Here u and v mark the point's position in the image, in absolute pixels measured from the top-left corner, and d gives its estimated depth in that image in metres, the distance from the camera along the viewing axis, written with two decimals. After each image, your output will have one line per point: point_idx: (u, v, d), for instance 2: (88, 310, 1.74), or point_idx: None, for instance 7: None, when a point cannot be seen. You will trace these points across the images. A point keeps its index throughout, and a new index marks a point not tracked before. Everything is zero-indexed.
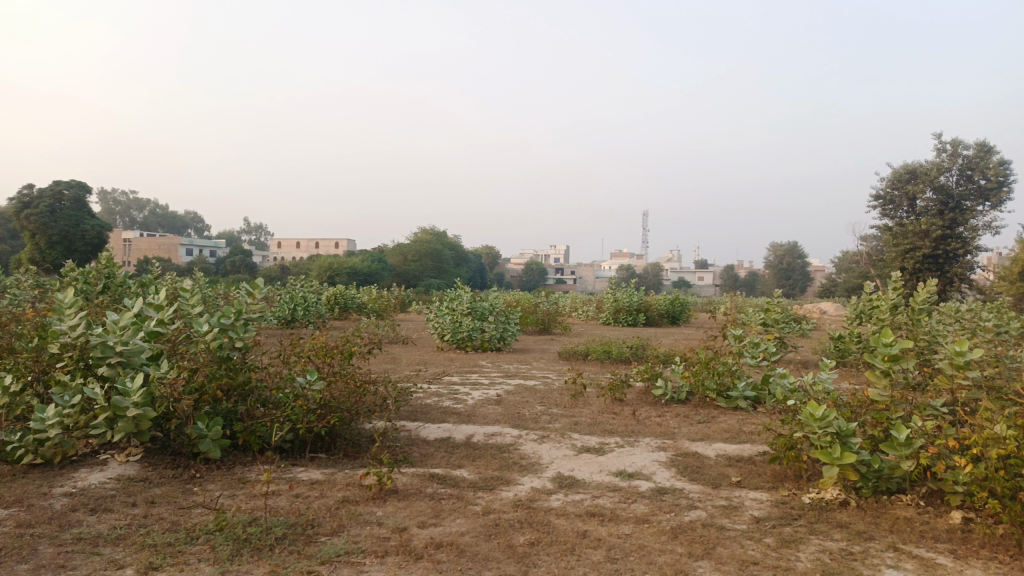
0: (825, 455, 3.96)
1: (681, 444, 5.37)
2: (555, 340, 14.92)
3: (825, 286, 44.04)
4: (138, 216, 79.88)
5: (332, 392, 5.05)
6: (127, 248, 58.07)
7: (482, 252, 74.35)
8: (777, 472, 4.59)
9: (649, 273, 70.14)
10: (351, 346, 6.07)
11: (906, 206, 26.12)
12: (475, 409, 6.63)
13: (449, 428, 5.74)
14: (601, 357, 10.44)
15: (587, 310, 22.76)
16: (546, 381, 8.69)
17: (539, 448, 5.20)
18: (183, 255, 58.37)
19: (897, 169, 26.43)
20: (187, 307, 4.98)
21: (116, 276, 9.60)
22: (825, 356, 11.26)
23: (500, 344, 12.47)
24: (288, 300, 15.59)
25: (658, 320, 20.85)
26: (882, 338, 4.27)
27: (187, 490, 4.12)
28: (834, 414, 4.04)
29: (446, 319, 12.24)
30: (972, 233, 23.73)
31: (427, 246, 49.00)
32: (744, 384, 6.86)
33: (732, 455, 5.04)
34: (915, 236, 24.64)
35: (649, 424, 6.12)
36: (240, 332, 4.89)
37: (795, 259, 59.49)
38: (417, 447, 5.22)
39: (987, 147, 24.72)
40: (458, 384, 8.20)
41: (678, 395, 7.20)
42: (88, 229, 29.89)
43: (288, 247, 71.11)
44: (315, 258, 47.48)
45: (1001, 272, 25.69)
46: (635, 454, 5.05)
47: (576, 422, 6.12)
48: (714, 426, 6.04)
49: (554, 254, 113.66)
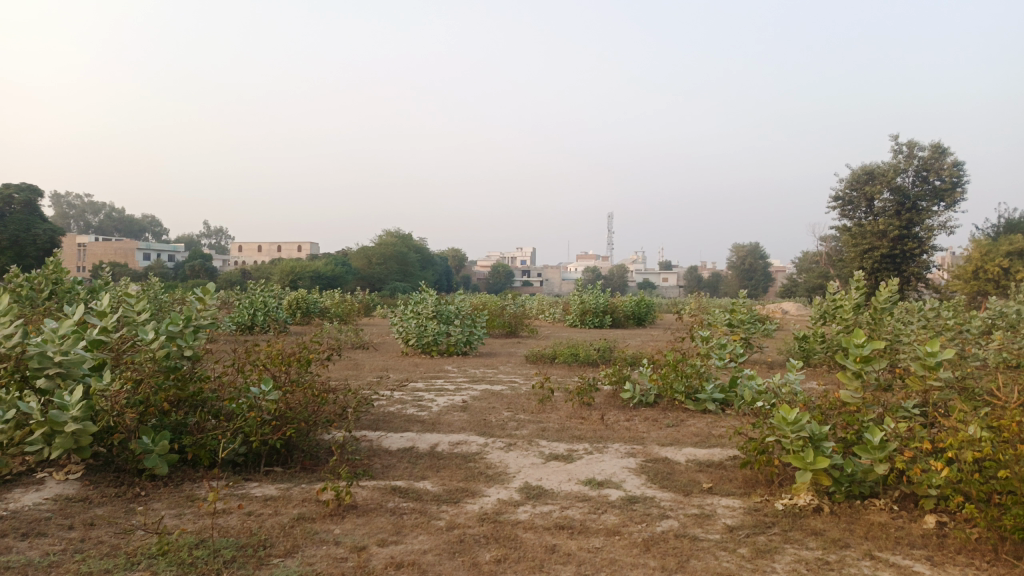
0: (798, 460, 3.87)
1: (651, 449, 5.24)
2: (521, 343, 14.78)
3: (786, 286, 44.74)
4: (93, 220, 77.78)
5: (289, 402, 4.82)
6: (81, 253, 56.47)
7: (448, 254, 73.95)
8: (748, 477, 4.50)
9: (614, 275, 70.54)
10: (310, 353, 5.84)
11: (864, 207, 26.60)
12: (439, 417, 6.43)
13: (412, 437, 5.54)
14: (568, 360, 10.32)
15: (554, 312, 22.69)
16: (513, 385, 8.53)
17: (505, 457, 5.03)
18: (140, 260, 56.99)
19: (855, 171, 26.88)
20: (133, 314, 4.69)
21: (64, 282, 9.17)
22: (790, 356, 11.30)
23: (466, 348, 12.28)
24: (248, 305, 15.20)
25: (624, 321, 20.86)
26: (853, 340, 4.21)
27: (130, 510, 3.86)
28: (807, 417, 3.96)
29: (411, 323, 12.00)
30: (927, 232, 24.27)
31: (392, 249, 48.55)
32: (712, 387, 6.79)
33: (702, 460, 4.93)
34: (873, 236, 25.09)
35: (617, 429, 6.00)
36: (190, 340, 4.64)
37: (757, 260, 60.36)
38: (378, 457, 5.01)
39: (942, 149, 25.29)
40: (422, 391, 7.98)
41: (646, 398, 7.10)
42: (40, 233, 28.91)
43: (250, 251, 69.92)
44: (277, 262, 46.69)
45: (956, 271, 26.33)
46: (604, 461, 4.91)
47: (544, 428, 5.96)
48: (683, 430, 5.94)
49: (520, 256, 113.72)
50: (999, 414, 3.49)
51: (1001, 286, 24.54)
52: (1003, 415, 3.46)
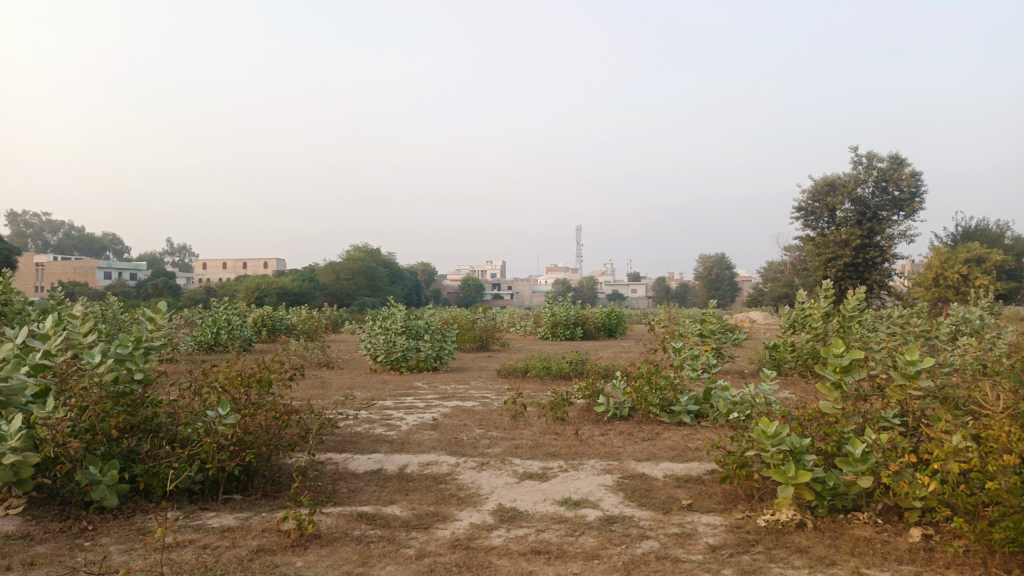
0: (779, 475, 3.75)
1: (627, 465, 5.10)
2: (492, 357, 14.59)
3: (752, 295, 45.24)
4: (51, 239, 75.83)
5: (248, 426, 4.58)
6: (40, 272, 55.06)
7: (417, 268, 73.63)
8: (727, 492, 4.38)
9: (583, 287, 70.82)
10: (270, 373, 5.61)
11: (827, 217, 26.99)
12: (409, 436, 6.22)
13: (380, 458, 5.32)
14: (540, 374, 10.17)
15: (525, 324, 22.57)
16: (485, 401, 8.33)
17: (478, 477, 4.84)
18: (100, 279, 55.58)
19: (817, 182, 27.28)
20: (79, 336, 4.42)
21: (13, 302, 8.75)
22: (761, 366, 11.29)
23: (436, 363, 12.07)
24: (211, 323, 14.80)
25: (595, 333, 20.80)
26: (831, 349, 4.13)
27: (75, 546, 3.60)
28: (788, 430, 3.86)
29: (380, 338, 11.75)
30: (888, 241, 24.70)
31: (360, 264, 48.05)
32: (687, 399, 6.69)
33: (681, 475, 4.80)
34: (836, 246, 25.46)
35: (592, 444, 5.84)
36: (140, 362, 4.40)
37: (723, 270, 61.02)
38: (344, 481, 4.79)
39: (900, 159, 25.81)
40: (391, 409, 7.75)
41: (620, 411, 6.96)
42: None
43: (215, 269, 68.77)
44: (243, 279, 45.90)
45: (917, 278, 26.83)
46: (580, 479, 4.75)
47: (517, 445, 5.78)
48: (659, 443, 5.81)
49: (489, 269, 113.67)
50: (983, 423, 3.41)
51: (961, 292, 25.04)
52: (987, 425, 3.38)
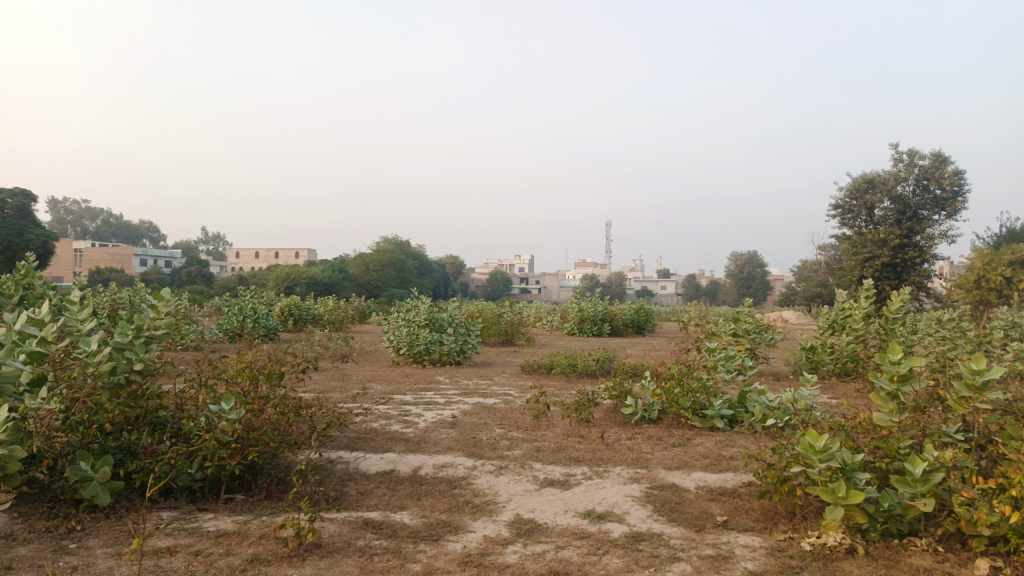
0: (828, 494, 3.37)
1: (656, 474, 4.73)
2: (517, 352, 14.29)
3: (784, 294, 44.31)
4: (90, 226, 77.21)
5: (253, 422, 4.31)
6: (78, 258, 56.13)
7: (446, 261, 73.74)
8: (767, 509, 4.01)
9: (611, 282, 70.26)
10: (281, 366, 5.35)
11: (864, 216, 26.17)
12: (426, 434, 5.93)
13: (393, 459, 5.03)
14: (566, 371, 9.81)
15: (552, 320, 22.22)
16: (507, 399, 8.00)
17: (495, 483, 4.53)
18: (136, 265, 56.45)
19: (856, 179, 26.43)
20: (77, 322, 4.14)
21: (35, 287, 8.63)
22: (797, 368, 10.81)
23: (459, 358, 11.79)
24: (237, 311, 14.73)
25: (623, 329, 20.38)
26: (886, 354, 3.72)
27: (60, 548, 3.36)
28: (838, 444, 3.48)
29: (402, 331, 11.51)
30: (929, 241, 23.85)
31: (389, 256, 48.08)
32: (721, 403, 6.30)
33: (714, 487, 4.42)
34: (874, 245, 24.69)
35: (619, 449, 5.49)
36: (140, 352, 4.11)
37: (755, 268, 59.85)
38: (354, 483, 4.52)
39: (942, 157, 24.94)
40: (410, 405, 7.46)
41: (649, 414, 6.60)
42: (33, 238, 28.38)
43: (247, 258, 69.57)
44: (273, 269, 46.17)
45: (957, 280, 25.91)
46: (604, 488, 4.40)
47: (538, 448, 5.45)
48: (690, 451, 5.44)
49: (517, 263, 113.51)
50: None
51: (1004, 296, 24.09)
52: None
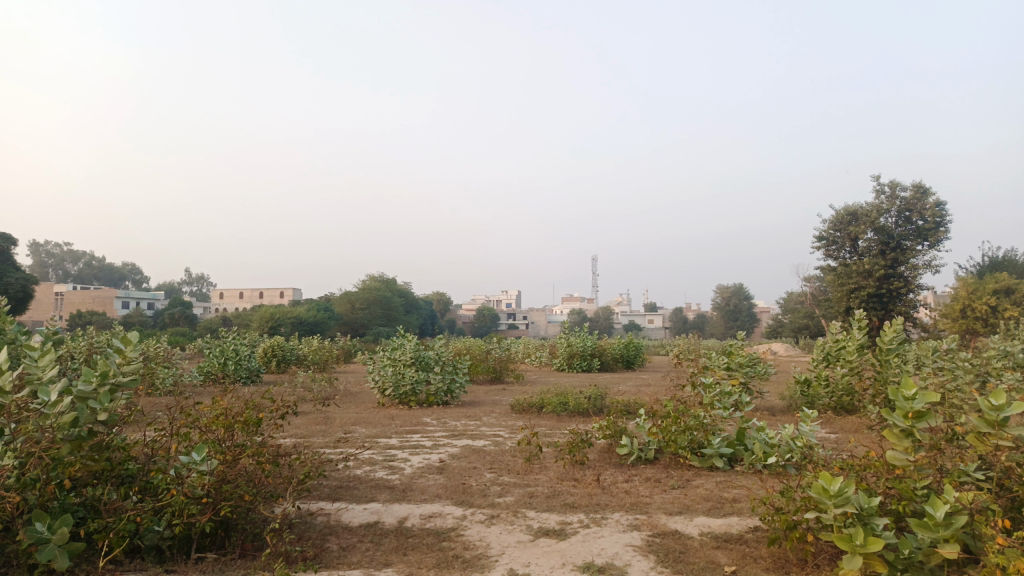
0: (844, 542, 3.14)
1: (657, 520, 4.47)
2: (506, 390, 13.99)
3: (771, 326, 44.27)
4: (72, 269, 76.38)
5: (227, 474, 4.02)
6: (59, 301, 55.36)
7: (433, 298, 73.48)
8: (776, 557, 3.77)
9: (599, 317, 70.18)
10: (259, 412, 5.07)
11: (849, 247, 26.27)
12: (413, 480, 5.66)
13: (378, 509, 4.75)
14: (557, 410, 9.54)
15: (540, 356, 21.97)
16: (496, 440, 7.71)
17: (486, 534, 4.25)
18: (118, 308, 55.73)
19: (839, 211, 26.60)
20: (35, 370, 3.81)
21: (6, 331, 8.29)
22: (792, 402, 10.60)
23: (447, 398, 11.49)
24: (219, 353, 14.37)
25: (613, 364, 20.15)
26: (898, 390, 3.53)
27: None
28: (853, 487, 3.25)
29: (388, 371, 11.22)
30: (913, 272, 23.91)
31: (375, 294, 47.73)
32: (719, 441, 6.10)
33: (719, 534, 4.17)
34: (859, 276, 24.73)
35: (616, 493, 5.23)
36: (105, 402, 3.77)
37: (741, 301, 59.93)
38: (335, 537, 4.23)
39: (923, 189, 25.17)
40: (396, 449, 7.16)
41: (646, 454, 6.34)
42: (12, 283, 27.91)
43: (232, 299, 68.97)
44: (258, 309, 45.69)
45: (943, 309, 25.96)
46: (603, 538, 4.14)
47: (531, 494, 5.17)
48: (691, 493, 5.18)
49: (504, 299, 113.39)
50: None
51: (990, 324, 24.11)
52: None
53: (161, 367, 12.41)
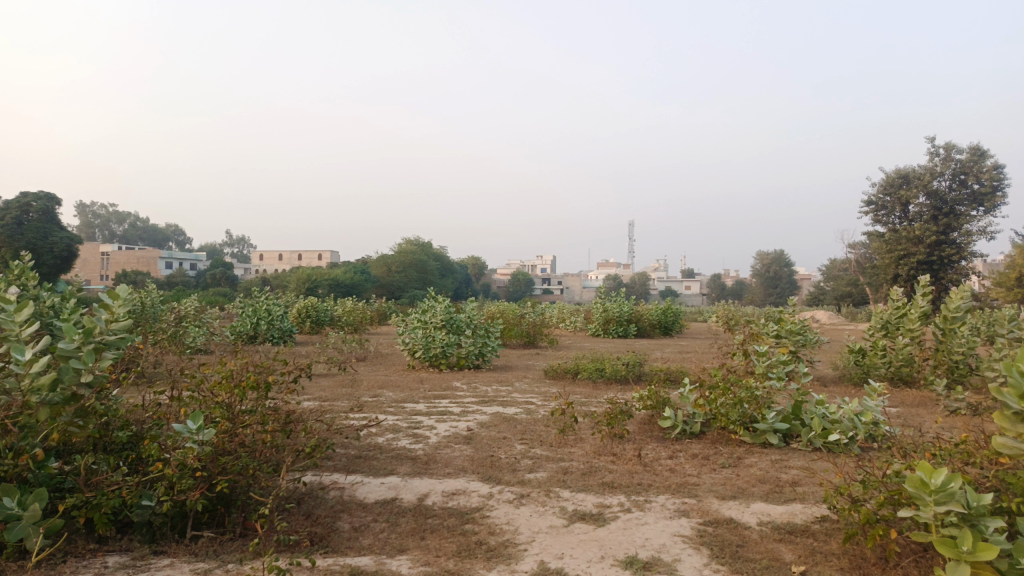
0: (947, 547, 2.57)
1: (708, 506, 3.93)
2: (540, 355, 13.48)
3: (813, 293, 42.87)
4: (117, 229, 77.72)
5: (225, 444, 3.61)
6: (105, 261, 56.36)
7: (468, 261, 73.21)
8: (853, 554, 3.22)
9: (635, 283, 69.33)
10: (269, 374, 4.64)
11: (899, 212, 25.02)
12: (437, 451, 5.21)
13: (396, 484, 4.31)
14: (593, 376, 9.01)
15: (575, 321, 21.46)
16: (528, 408, 7.23)
17: (514, 516, 3.78)
18: (161, 268, 56.59)
19: (889, 174, 25.31)
20: (13, 325, 3.41)
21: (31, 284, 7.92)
22: (845, 372, 9.91)
23: (478, 361, 11.08)
24: (251, 313, 14.12)
25: (649, 330, 19.56)
26: (1013, 364, 2.95)
27: None
28: (961, 481, 2.67)
29: (418, 333, 10.79)
30: (966, 238, 22.65)
31: (411, 257, 47.37)
32: (774, 415, 5.52)
33: (781, 524, 3.64)
34: (909, 242, 23.57)
35: (659, 471, 4.71)
36: (88, 360, 3.35)
37: (782, 268, 58.38)
38: (347, 515, 3.82)
39: (981, 150, 23.72)
40: (421, 415, 6.73)
41: (691, 427, 5.82)
42: (57, 242, 28.20)
43: (271, 260, 69.67)
44: (296, 271, 45.88)
45: (998, 278, 24.64)
46: (646, 525, 3.64)
47: (566, 470, 4.69)
48: (743, 473, 4.65)
49: (540, 264, 112.82)
50: None
51: None
52: None
53: (192, 326, 12.18)
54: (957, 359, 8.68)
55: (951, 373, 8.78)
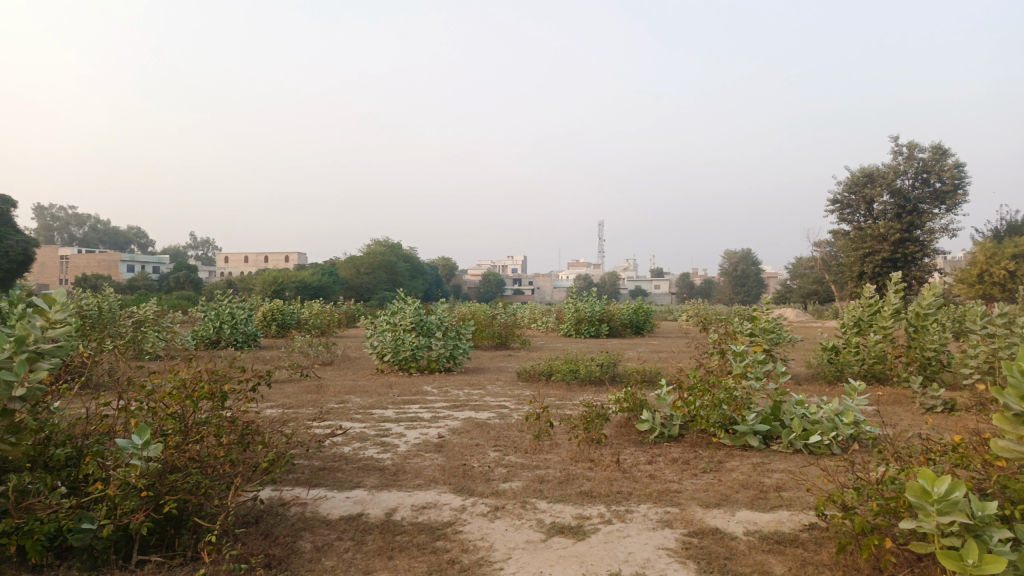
0: (951, 560, 2.41)
1: (692, 515, 3.75)
2: (512, 356, 13.27)
3: (780, 291, 43.27)
4: (77, 232, 75.68)
5: (174, 459, 3.32)
6: (64, 265, 54.80)
7: (439, 262, 72.80)
8: (846, 566, 3.06)
9: (605, 283, 69.57)
10: (226, 382, 4.36)
11: (864, 210, 25.32)
12: (406, 460, 4.97)
13: (362, 498, 4.06)
14: (566, 378, 8.81)
15: (547, 321, 21.31)
16: (501, 412, 7.01)
17: (488, 531, 3.55)
18: (123, 272, 55.22)
19: (854, 172, 25.57)
20: None
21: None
22: (819, 370, 9.86)
23: (449, 364, 10.83)
24: (214, 317, 13.67)
25: (621, 330, 19.47)
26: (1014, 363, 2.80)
27: None
28: (965, 489, 2.52)
29: (386, 336, 10.48)
30: (929, 236, 22.96)
31: (380, 258, 46.85)
32: (754, 417, 5.37)
33: (768, 533, 3.47)
34: (873, 240, 23.87)
35: (639, 478, 4.52)
36: (20, 370, 3.04)
37: (749, 266, 58.95)
38: (309, 533, 3.57)
39: (942, 149, 24.02)
40: (390, 421, 6.46)
41: (668, 430, 5.65)
42: (13, 245, 27.21)
43: (237, 262, 68.47)
44: (263, 273, 45.10)
45: (960, 274, 25.03)
46: (629, 538, 3.44)
47: (542, 478, 4.48)
48: (725, 479, 4.48)
49: (511, 264, 112.75)
50: None
51: (1008, 290, 23.17)
52: None
53: (151, 332, 11.72)
54: (929, 356, 8.65)
55: (924, 370, 8.76)
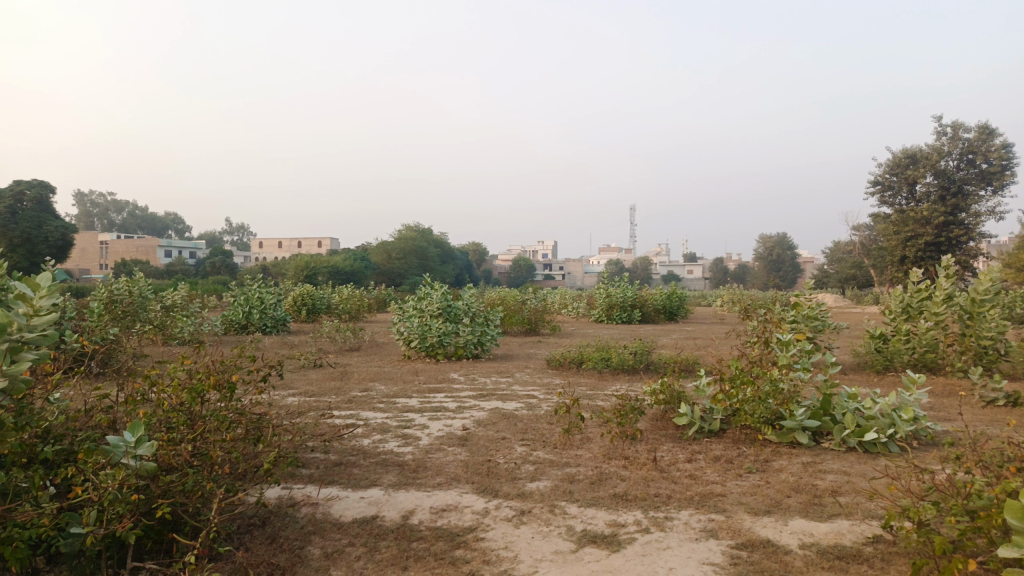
0: None
1: (739, 524, 3.37)
2: (542, 343, 12.93)
3: (817, 276, 42.20)
4: (117, 219, 77.01)
5: (169, 458, 3.04)
6: (104, 249, 55.72)
7: (469, 248, 72.72)
8: None
9: (637, 268, 68.76)
10: (236, 371, 4.07)
11: (905, 192, 24.36)
12: (427, 455, 4.66)
13: (377, 499, 3.75)
14: (598, 366, 8.44)
15: (577, 306, 20.92)
16: (530, 403, 6.68)
17: (513, 539, 3.22)
18: (160, 257, 56.01)
19: (896, 154, 24.57)
20: None
21: None
22: (865, 360, 9.35)
23: (477, 351, 10.54)
24: (243, 302, 13.53)
25: (654, 316, 18.99)
26: None
27: None
28: None
29: (413, 322, 10.21)
30: (975, 219, 21.98)
31: (411, 244, 46.66)
32: (803, 412, 4.96)
33: (827, 548, 3.08)
34: (916, 224, 22.94)
35: (679, 478, 4.15)
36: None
37: (785, 251, 57.57)
38: (319, 538, 3.28)
39: (990, 129, 22.86)
40: (413, 412, 6.16)
41: (709, 425, 5.25)
42: (52, 230, 27.57)
43: (271, 248, 69.11)
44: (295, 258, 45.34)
45: (1008, 259, 23.98)
46: (670, 550, 3.08)
47: (573, 478, 4.14)
48: (774, 481, 4.09)
49: (542, 249, 112.30)
50: None
51: None
52: None
53: (180, 317, 11.61)
54: (986, 345, 8.10)
55: (979, 359, 8.22)
